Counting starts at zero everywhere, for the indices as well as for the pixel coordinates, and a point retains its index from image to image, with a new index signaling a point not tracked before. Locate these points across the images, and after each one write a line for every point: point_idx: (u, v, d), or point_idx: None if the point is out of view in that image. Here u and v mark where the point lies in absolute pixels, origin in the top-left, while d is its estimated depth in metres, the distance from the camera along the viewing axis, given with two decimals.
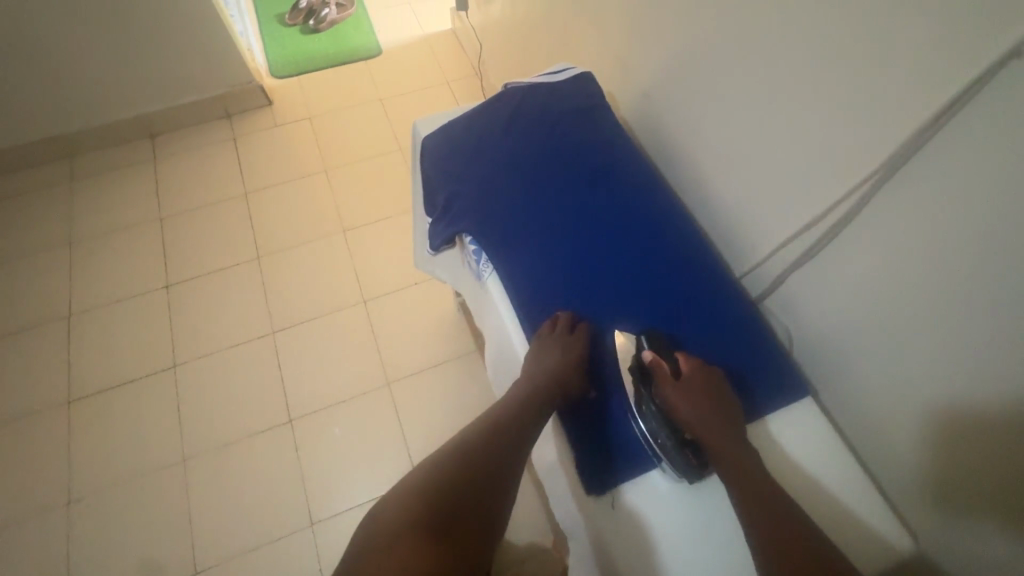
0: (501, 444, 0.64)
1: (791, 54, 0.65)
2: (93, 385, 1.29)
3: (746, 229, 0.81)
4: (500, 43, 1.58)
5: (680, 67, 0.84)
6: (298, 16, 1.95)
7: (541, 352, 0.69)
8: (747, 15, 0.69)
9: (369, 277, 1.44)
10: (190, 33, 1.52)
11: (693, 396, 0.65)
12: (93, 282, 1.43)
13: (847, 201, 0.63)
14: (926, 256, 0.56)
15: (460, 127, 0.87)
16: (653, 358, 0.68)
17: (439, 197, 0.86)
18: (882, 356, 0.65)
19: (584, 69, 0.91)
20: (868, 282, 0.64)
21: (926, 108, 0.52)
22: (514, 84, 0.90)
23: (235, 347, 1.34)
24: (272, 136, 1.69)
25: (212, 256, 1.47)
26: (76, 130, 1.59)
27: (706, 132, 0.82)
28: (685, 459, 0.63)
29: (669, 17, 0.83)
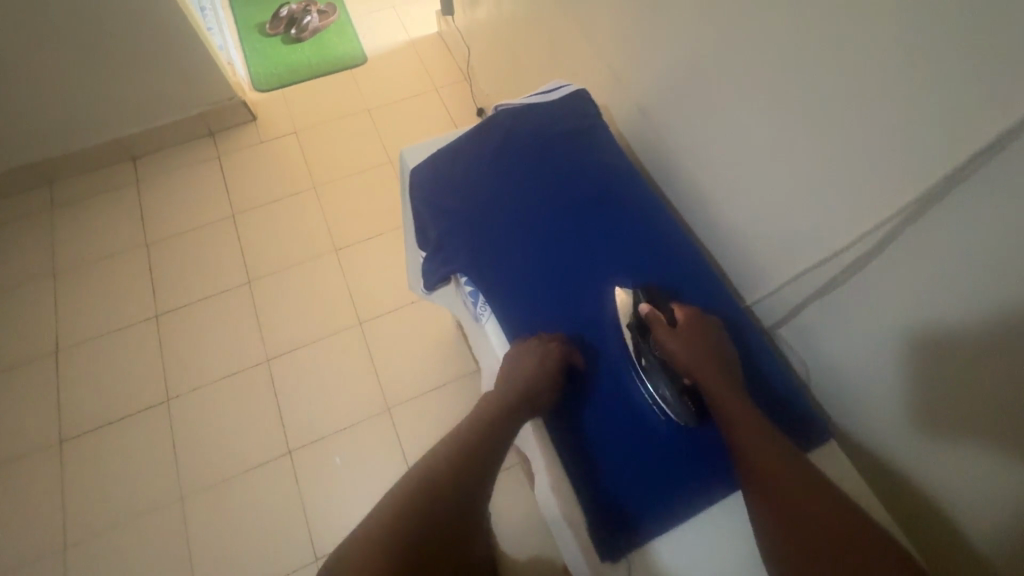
0: (474, 464, 0.63)
1: (795, 74, 0.60)
2: (85, 422, 1.26)
3: (756, 257, 0.76)
4: (488, 48, 1.53)
5: (677, 83, 0.79)
6: (279, 25, 1.89)
7: (521, 364, 0.67)
8: (748, 32, 0.64)
9: (364, 297, 1.40)
10: (166, 51, 1.46)
11: (693, 343, 0.65)
12: (80, 314, 1.39)
13: (864, 234, 0.59)
14: (948, 290, 0.53)
15: (447, 159, 0.83)
16: (650, 311, 0.68)
17: (430, 232, 0.82)
18: (905, 389, 0.61)
19: (578, 86, 0.86)
20: (885, 312, 0.60)
21: (948, 139, 0.48)
22: (504, 106, 0.86)
23: (230, 377, 1.31)
24: (258, 153, 1.64)
25: (202, 282, 1.43)
26: (54, 156, 1.54)
27: (708, 154, 0.78)
28: (685, 407, 0.64)
29: (664, 30, 0.78)
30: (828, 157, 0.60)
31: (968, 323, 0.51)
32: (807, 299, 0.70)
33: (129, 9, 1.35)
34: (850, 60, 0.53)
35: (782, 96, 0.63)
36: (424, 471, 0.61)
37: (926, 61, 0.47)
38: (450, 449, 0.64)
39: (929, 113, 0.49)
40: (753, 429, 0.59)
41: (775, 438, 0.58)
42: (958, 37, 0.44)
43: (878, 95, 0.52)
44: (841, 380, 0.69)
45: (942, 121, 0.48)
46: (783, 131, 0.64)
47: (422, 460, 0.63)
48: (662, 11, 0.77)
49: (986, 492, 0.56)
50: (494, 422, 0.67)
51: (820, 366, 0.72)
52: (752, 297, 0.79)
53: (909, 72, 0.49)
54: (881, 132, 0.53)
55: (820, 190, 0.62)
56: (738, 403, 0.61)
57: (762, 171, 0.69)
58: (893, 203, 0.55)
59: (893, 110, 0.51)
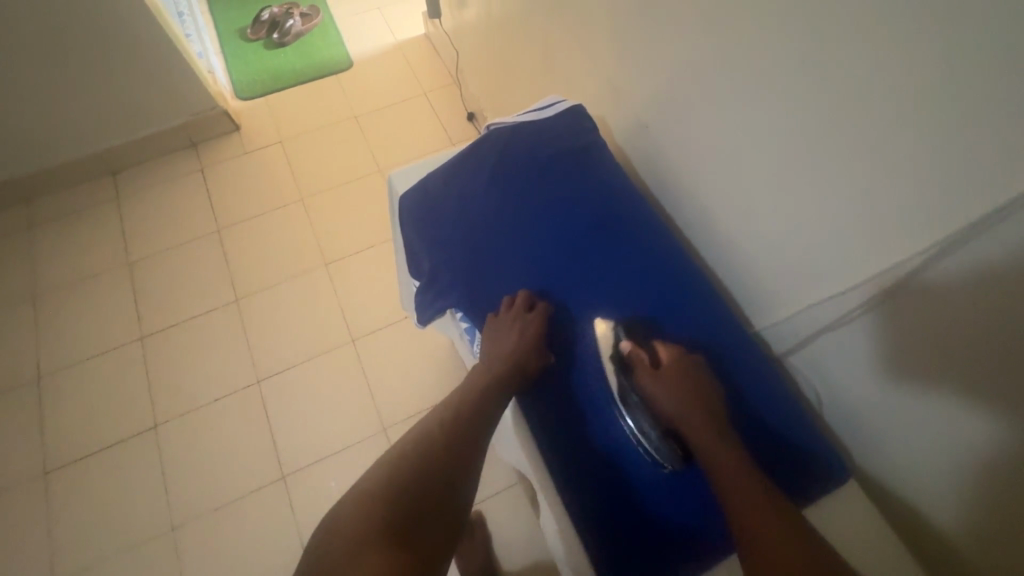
0: (457, 436, 0.64)
1: (803, 94, 0.57)
2: (70, 452, 1.21)
3: (764, 282, 0.73)
4: (478, 52, 1.49)
5: (677, 97, 0.76)
6: (260, 29, 1.83)
7: (502, 335, 0.68)
8: (753, 48, 0.61)
9: (357, 313, 1.37)
10: (142, 61, 1.41)
11: (676, 386, 0.62)
12: (61, 339, 1.34)
13: (878, 265, 0.56)
14: (969, 324, 0.50)
15: (438, 183, 0.79)
16: (631, 349, 0.66)
17: (423, 262, 0.79)
18: (919, 423, 0.59)
19: (574, 102, 0.83)
20: (901, 345, 0.57)
21: (971, 169, 0.45)
22: (496, 123, 0.82)
23: (220, 401, 1.27)
24: (242, 165, 1.59)
25: (188, 302, 1.39)
26: (29, 174, 1.49)
27: (713, 173, 0.74)
28: (671, 453, 0.61)
29: (662, 41, 0.75)
30: (839, 182, 0.57)
31: (989, 358, 0.49)
32: (814, 327, 0.67)
33: (101, 18, 1.29)
34: (863, 81, 0.50)
35: (789, 117, 0.59)
36: (407, 446, 0.63)
37: (948, 84, 0.44)
38: (435, 425, 0.65)
39: (950, 141, 0.45)
40: (737, 479, 0.56)
41: (762, 487, 0.55)
42: (983, 60, 0.41)
43: (895, 120, 0.49)
44: (851, 410, 0.67)
45: (964, 151, 0.45)
46: (790, 154, 0.61)
47: (407, 437, 0.65)
48: (659, 21, 0.73)
49: (1006, 530, 0.53)
50: (478, 399, 0.68)
51: (829, 395, 0.69)
52: (761, 322, 0.76)
53: (928, 97, 0.46)
54: (897, 159, 0.50)
55: (829, 216, 0.59)
56: (724, 448, 0.58)
57: (771, 195, 0.66)
58: (911, 233, 0.52)
59: (909, 136, 0.48)
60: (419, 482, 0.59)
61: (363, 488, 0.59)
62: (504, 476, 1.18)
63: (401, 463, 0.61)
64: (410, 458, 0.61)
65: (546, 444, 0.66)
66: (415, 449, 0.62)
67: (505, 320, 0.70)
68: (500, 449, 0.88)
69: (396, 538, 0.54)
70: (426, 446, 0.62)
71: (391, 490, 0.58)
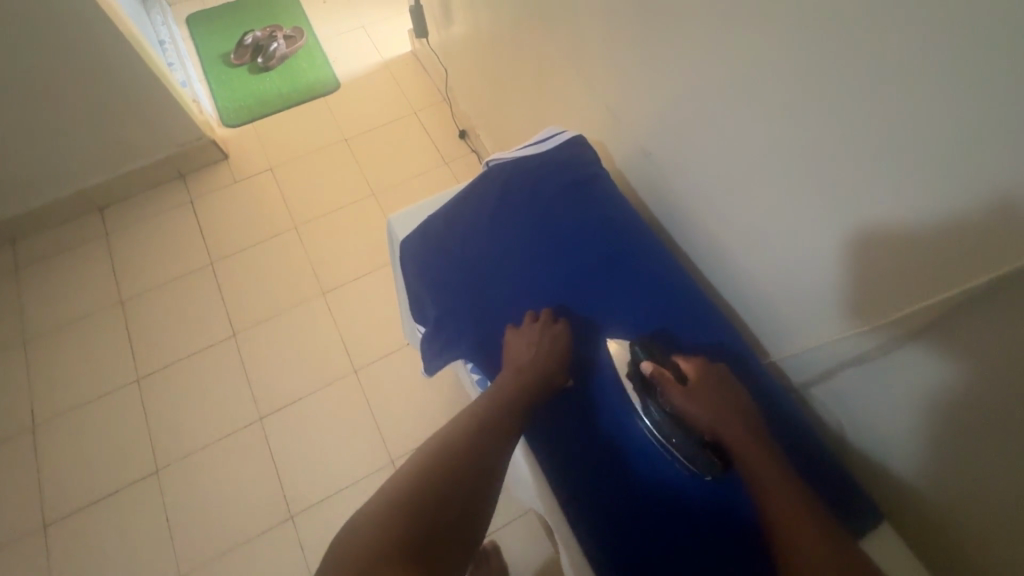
0: (486, 444, 0.60)
1: (802, 115, 0.56)
2: (70, 503, 1.18)
3: (778, 314, 0.72)
4: (467, 70, 1.46)
5: (677, 125, 0.74)
6: (244, 54, 1.80)
7: (530, 346, 0.67)
8: (753, 80, 0.59)
9: (358, 343, 1.34)
10: (125, 95, 1.38)
11: (707, 402, 0.61)
12: (56, 384, 1.31)
13: (884, 289, 0.55)
14: (972, 345, 0.48)
15: (439, 224, 0.77)
16: (654, 369, 0.64)
17: (428, 308, 0.76)
18: (933, 457, 0.57)
19: (574, 132, 0.81)
20: (909, 379, 0.56)
21: (973, 191, 0.43)
22: (496, 159, 0.81)
23: (222, 441, 1.24)
24: (233, 194, 1.56)
25: (183, 340, 1.36)
26: (15, 215, 1.45)
27: (720, 204, 0.73)
28: (708, 466, 0.60)
29: (658, 69, 0.73)
30: (842, 206, 0.56)
31: (995, 401, 0.48)
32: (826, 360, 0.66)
33: (79, 53, 1.26)
34: (863, 101, 0.49)
35: (789, 141, 0.58)
36: (432, 453, 0.59)
37: (948, 104, 0.43)
38: (462, 430, 0.62)
39: (951, 161, 0.44)
40: (781, 493, 0.55)
41: (804, 501, 0.54)
42: (986, 82, 0.40)
43: (896, 141, 0.48)
44: (869, 442, 0.65)
45: (965, 171, 0.43)
46: (793, 176, 0.60)
47: (431, 443, 0.61)
48: (655, 43, 0.72)
49: None
50: (506, 407, 0.64)
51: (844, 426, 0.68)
52: (778, 352, 0.74)
53: (929, 117, 0.44)
54: (898, 180, 0.49)
55: (836, 243, 0.58)
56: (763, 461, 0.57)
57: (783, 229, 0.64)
58: (914, 256, 0.50)
59: (915, 175, 0.47)
60: (438, 483, 0.56)
61: (387, 486, 0.56)
62: (516, 505, 1.16)
63: (420, 465, 0.58)
64: (432, 459, 0.58)
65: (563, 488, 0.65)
66: (437, 450, 0.59)
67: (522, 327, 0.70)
68: (515, 489, 0.87)
69: (414, 535, 0.50)
70: (448, 448, 0.59)
71: (410, 488, 0.55)
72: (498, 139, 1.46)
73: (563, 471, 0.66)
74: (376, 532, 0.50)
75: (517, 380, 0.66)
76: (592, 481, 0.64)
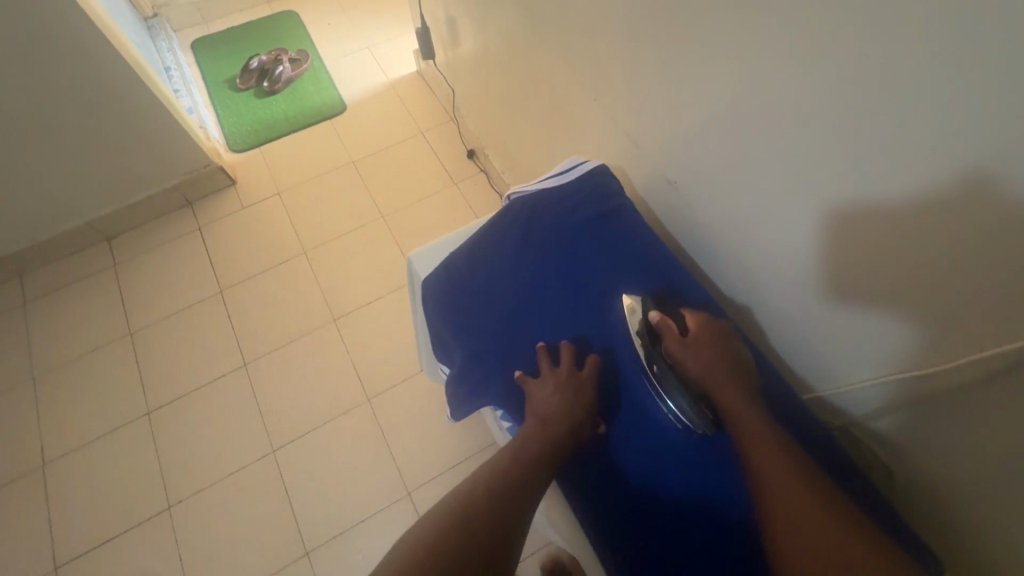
0: (513, 496, 0.56)
1: (796, 121, 0.57)
2: (81, 543, 1.16)
3: (816, 349, 0.70)
4: (474, 90, 1.45)
5: (702, 155, 0.74)
6: (250, 77, 1.79)
7: (559, 390, 0.65)
8: (777, 114, 0.59)
9: (371, 371, 1.32)
10: (132, 125, 1.37)
11: (703, 354, 0.63)
12: (65, 421, 1.28)
13: (872, 277, 0.58)
14: (966, 327, 0.51)
15: (460, 262, 0.76)
16: (660, 319, 0.65)
17: (454, 349, 0.76)
18: (1000, 492, 0.55)
19: (596, 163, 0.79)
20: (912, 376, 0.58)
21: (965, 187, 0.45)
22: (517, 192, 0.80)
23: (235, 474, 1.22)
24: (241, 221, 1.54)
25: (194, 371, 1.34)
26: (23, 248, 1.44)
27: (754, 236, 0.72)
28: (700, 415, 0.61)
29: (680, 98, 0.72)
30: (831, 203, 0.58)
31: None
32: (845, 367, 0.66)
33: (86, 86, 1.25)
34: (855, 105, 0.51)
35: (819, 173, 0.58)
36: (451, 505, 0.54)
37: (982, 127, 0.42)
38: (487, 481, 0.58)
39: (936, 157, 0.46)
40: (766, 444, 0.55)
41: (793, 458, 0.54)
42: (979, 86, 0.41)
43: (885, 140, 0.49)
44: (905, 454, 0.65)
45: (950, 166, 0.45)
46: (787, 179, 0.62)
47: (448, 496, 0.57)
48: (668, 63, 0.71)
49: None
50: (535, 459, 0.61)
51: (881, 439, 0.67)
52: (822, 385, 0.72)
53: (966, 145, 0.44)
54: (885, 176, 0.51)
55: (827, 239, 0.61)
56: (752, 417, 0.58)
57: (820, 261, 0.63)
58: (966, 288, 0.49)
59: (959, 207, 0.46)
60: (484, 521, 0.52)
61: (400, 549, 0.50)
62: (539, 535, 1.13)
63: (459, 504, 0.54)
64: (471, 498, 0.55)
65: (600, 540, 0.63)
66: (460, 502, 0.54)
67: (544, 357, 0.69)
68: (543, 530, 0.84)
69: None
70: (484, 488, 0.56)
71: (453, 526, 0.51)
72: (508, 159, 1.44)
73: (581, 493, 0.65)
74: None
75: (541, 426, 0.64)
76: (609, 502, 0.63)
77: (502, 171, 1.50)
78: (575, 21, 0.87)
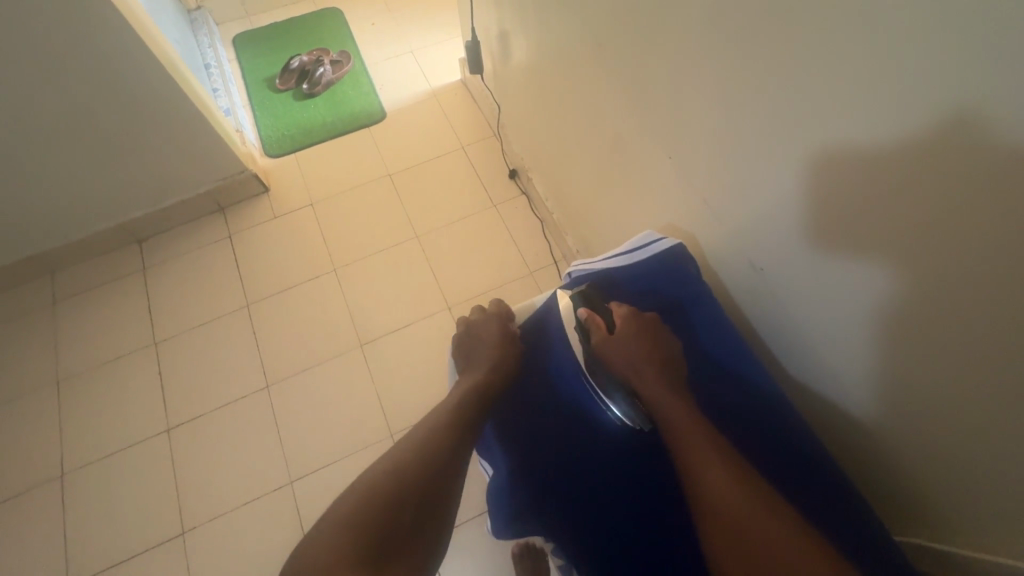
0: (459, 423, 0.72)
1: (797, 74, 0.55)
2: (94, 562, 1.13)
3: (940, 467, 0.61)
4: (521, 108, 1.36)
5: (778, 209, 0.66)
6: (290, 78, 1.74)
7: (477, 335, 0.85)
8: (840, 149, 0.54)
9: (396, 404, 1.25)
10: (168, 127, 1.32)
11: (625, 343, 0.73)
12: (85, 431, 1.26)
13: (872, 247, 0.55)
14: (983, 313, 0.48)
15: (534, 331, 0.86)
16: (588, 314, 0.77)
17: (508, 430, 0.80)
18: None
19: (675, 239, 0.81)
20: (948, 385, 0.54)
21: (955, 131, 0.43)
22: (580, 267, 0.86)
23: (250, 503, 1.17)
24: (273, 232, 1.50)
25: (215, 388, 1.30)
26: (55, 247, 1.42)
27: (833, 324, 0.65)
28: (633, 408, 0.72)
29: (759, 148, 0.65)
30: (833, 163, 0.55)
31: None
32: (949, 449, 0.58)
33: (114, 82, 1.19)
34: (933, 142, 0.45)
35: (883, 209, 0.52)
36: (410, 441, 0.69)
37: None
38: (434, 416, 0.73)
39: (1010, 155, 0.40)
40: (688, 427, 0.64)
41: (708, 436, 0.62)
42: None
43: (867, 83, 0.48)
44: None
45: (988, 129, 0.41)
46: (794, 145, 0.59)
47: (408, 437, 0.70)
48: (753, 113, 0.63)
49: None
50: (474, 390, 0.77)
51: None
52: (951, 506, 0.63)
53: None
54: (890, 143, 0.49)
55: (811, 188, 0.60)
56: (674, 407, 0.66)
57: (920, 345, 0.55)
58: None
59: None
60: (417, 490, 0.63)
61: (370, 476, 0.64)
62: None
63: (400, 462, 0.66)
64: (416, 441, 0.69)
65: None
66: (416, 435, 0.70)
67: (477, 329, 0.86)
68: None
69: (389, 509, 0.61)
70: (423, 458, 0.66)
71: (392, 495, 0.62)
72: (553, 186, 1.35)
73: (603, 531, 0.74)
74: (363, 513, 0.59)
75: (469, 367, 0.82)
76: (558, 480, 0.77)
77: (546, 197, 1.41)
78: (646, 58, 0.78)
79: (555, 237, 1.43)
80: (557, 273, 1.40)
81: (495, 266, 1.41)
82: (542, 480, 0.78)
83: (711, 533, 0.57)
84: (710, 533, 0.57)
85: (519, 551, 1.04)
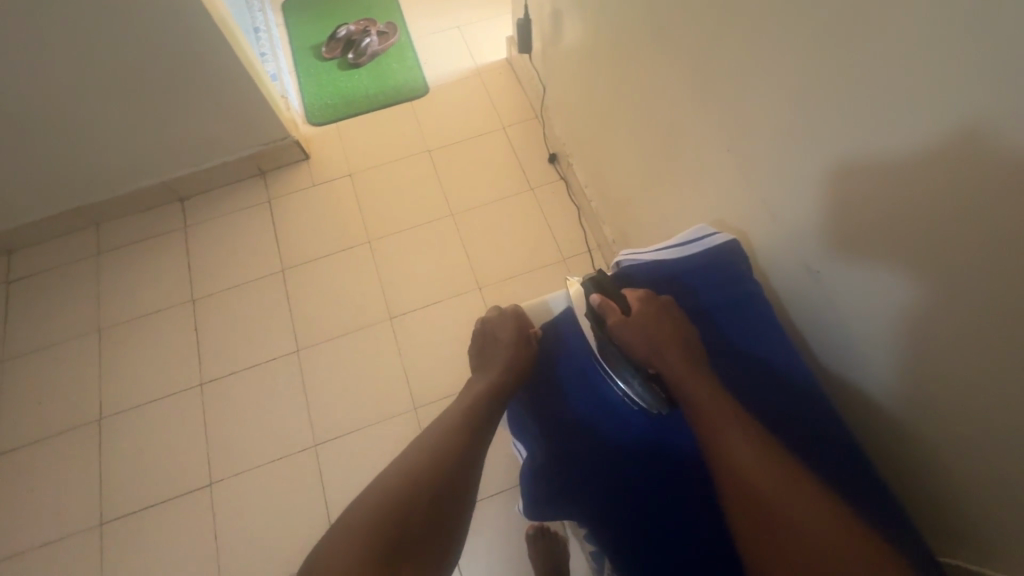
0: (481, 413, 0.74)
1: (855, 73, 0.53)
2: (127, 502, 1.18)
3: (978, 490, 0.59)
4: (567, 91, 1.34)
5: (824, 212, 0.63)
6: (336, 47, 1.74)
7: (495, 334, 0.85)
8: (894, 155, 0.52)
9: (420, 378, 1.27)
10: (216, 90, 1.34)
11: (643, 327, 0.72)
12: (123, 378, 1.31)
13: (921, 258, 0.53)
14: (1006, 327, 0.48)
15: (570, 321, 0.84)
16: (601, 301, 0.77)
17: (537, 414, 0.80)
18: None
19: (729, 236, 0.79)
20: (993, 409, 0.52)
21: (977, 141, 0.44)
22: (626, 258, 0.85)
23: (275, 461, 1.21)
24: (311, 199, 1.51)
25: (247, 348, 1.33)
26: (103, 200, 1.46)
27: (876, 333, 0.63)
28: (652, 392, 0.70)
29: (810, 149, 0.62)
30: (886, 168, 0.53)
31: None
32: (989, 474, 0.56)
33: (162, 40, 1.20)
34: (994, 156, 0.43)
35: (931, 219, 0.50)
36: (435, 430, 0.72)
37: None
38: (458, 409, 0.75)
39: None
40: (714, 410, 0.63)
41: (733, 417, 0.62)
42: None
43: (930, 89, 0.46)
44: None
45: None
46: (845, 148, 0.57)
47: (435, 427, 0.73)
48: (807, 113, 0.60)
49: None
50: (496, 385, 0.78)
51: None
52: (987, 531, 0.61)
53: None
54: (947, 152, 0.46)
55: (849, 191, 0.58)
56: (701, 390, 0.65)
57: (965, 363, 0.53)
58: None
59: None
60: (445, 473, 0.66)
61: (402, 460, 0.68)
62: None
63: (430, 446, 0.69)
64: (441, 429, 0.72)
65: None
66: (441, 425, 0.73)
67: (493, 328, 0.86)
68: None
69: (417, 489, 0.64)
70: (436, 466, 0.66)
71: (421, 475, 0.65)
72: (594, 173, 1.33)
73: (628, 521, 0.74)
74: (393, 493, 0.63)
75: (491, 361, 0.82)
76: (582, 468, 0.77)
77: (584, 184, 1.39)
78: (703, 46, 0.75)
79: (590, 224, 1.41)
80: (590, 262, 1.38)
81: (528, 249, 1.40)
82: (570, 470, 0.78)
83: (736, 517, 0.57)
84: (736, 517, 0.57)
85: (534, 532, 1.05)
